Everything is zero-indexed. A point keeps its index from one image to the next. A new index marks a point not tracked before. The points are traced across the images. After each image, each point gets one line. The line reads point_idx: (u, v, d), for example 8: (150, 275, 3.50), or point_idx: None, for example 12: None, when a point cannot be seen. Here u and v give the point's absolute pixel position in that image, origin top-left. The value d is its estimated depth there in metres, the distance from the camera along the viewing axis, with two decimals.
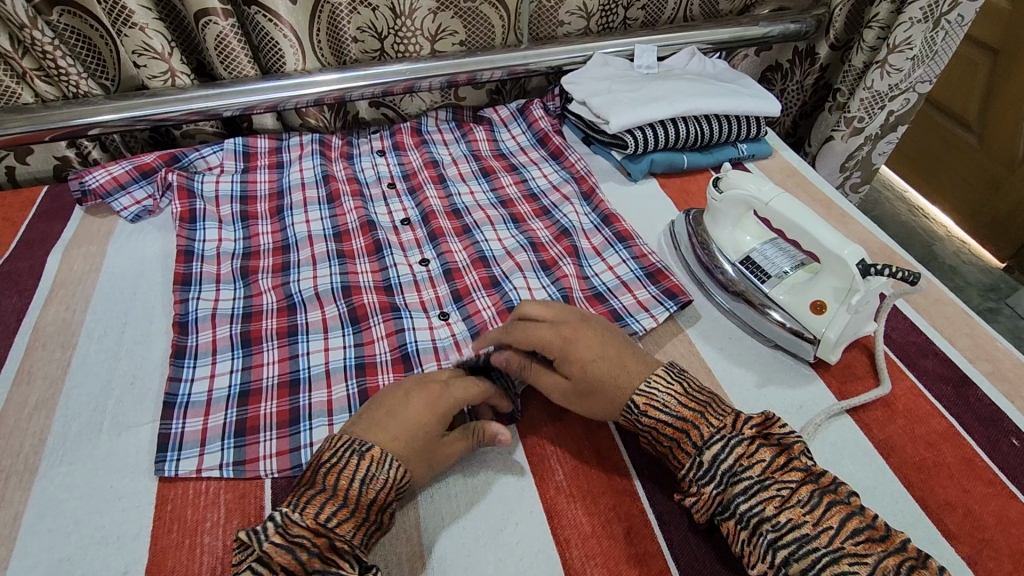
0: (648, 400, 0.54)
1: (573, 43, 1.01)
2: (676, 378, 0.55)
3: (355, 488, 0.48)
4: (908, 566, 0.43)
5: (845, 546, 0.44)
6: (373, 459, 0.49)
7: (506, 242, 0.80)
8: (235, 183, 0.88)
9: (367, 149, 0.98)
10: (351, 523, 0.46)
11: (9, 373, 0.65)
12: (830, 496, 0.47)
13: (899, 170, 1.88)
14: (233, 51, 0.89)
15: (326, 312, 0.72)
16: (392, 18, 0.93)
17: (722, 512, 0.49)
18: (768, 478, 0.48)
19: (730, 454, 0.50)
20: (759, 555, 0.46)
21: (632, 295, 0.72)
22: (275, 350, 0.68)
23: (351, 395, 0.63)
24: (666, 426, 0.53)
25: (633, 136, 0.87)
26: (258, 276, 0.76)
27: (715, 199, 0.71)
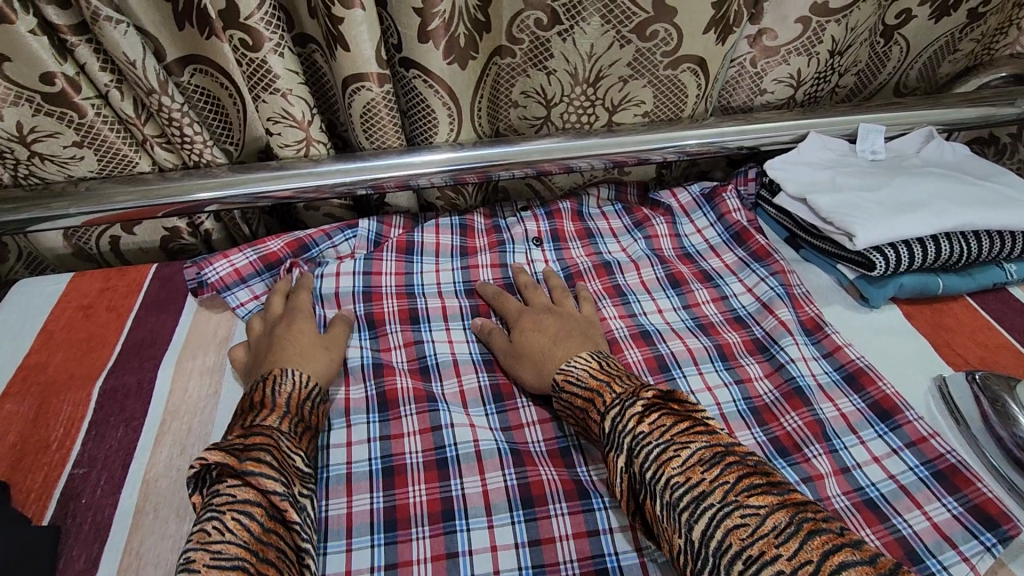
0: (565, 376, 0.55)
1: (779, 118, 0.82)
2: (594, 358, 0.56)
3: (269, 397, 0.53)
4: (803, 519, 0.39)
5: (740, 499, 0.41)
6: (274, 376, 0.55)
7: (719, 397, 0.61)
8: (359, 276, 0.72)
9: (520, 234, 0.80)
10: (275, 416, 0.51)
11: (114, 554, 0.51)
12: (733, 455, 0.44)
13: None
14: (381, 121, 0.74)
15: (487, 481, 0.55)
16: (569, 83, 0.76)
17: (637, 489, 0.46)
18: (668, 440, 0.45)
19: (625, 417, 0.48)
20: (672, 527, 0.42)
21: (923, 512, 0.52)
22: (427, 541, 0.51)
23: None
24: (577, 399, 0.53)
25: (882, 254, 0.67)
26: (398, 406, 0.60)
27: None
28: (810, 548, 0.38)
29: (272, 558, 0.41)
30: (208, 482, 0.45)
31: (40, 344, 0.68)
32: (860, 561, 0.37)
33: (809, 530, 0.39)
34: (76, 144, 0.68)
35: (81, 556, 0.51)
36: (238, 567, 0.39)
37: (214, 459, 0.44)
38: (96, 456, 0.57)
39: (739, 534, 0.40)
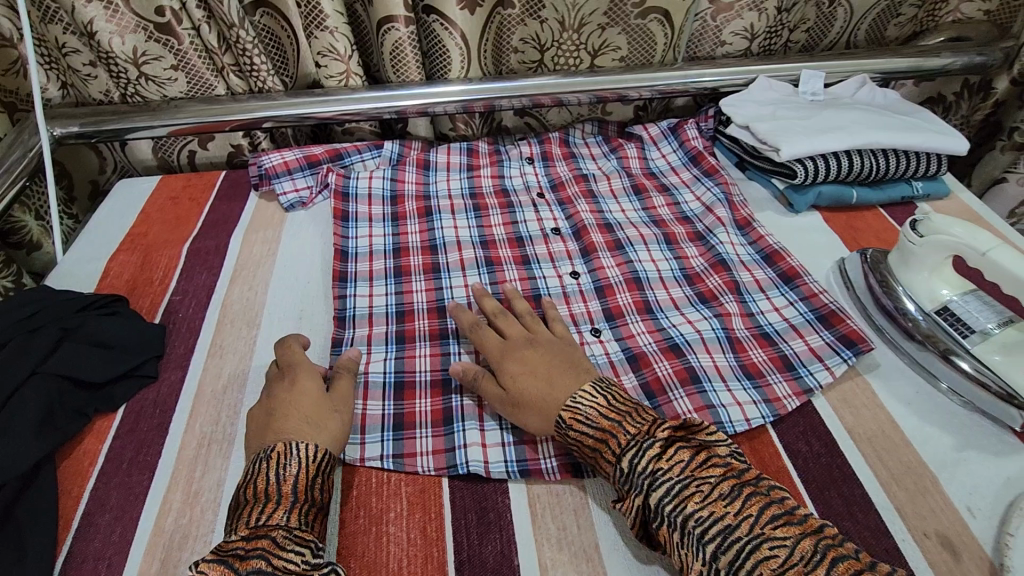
0: (573, 414, 0.54)
1: (733, 64, 0.99)
2: (599, 393, 0.56)
3: (271, 483, 0.50)
4: (824, 545, 0.43)
5: (765, 531, 0.44)
6: (279, 454, 0.52)
7: (660, 266, 0.78)
8: (387, 182, 0.91)
9: (516, 155, 0.99)
10: (282, 510, 0.49)
11: (204, 345, 0.70)
12: (750, 488, 0.48)
13: None
14: (406, 58, 0.93)
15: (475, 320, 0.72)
16: (558, 31, 0.94)
17: (649, 518, 0.49)
18: (690, 478, 0.48)
19: (645, 458, 0.49)
20: (692, 554, 0.46)
21: (804, 341, 0.68)
22: (428, 348, 0.69)
23: None
24: (588, 439, 0.53)
25: (803, 166, 0.83)
26: (410, 275, 0.78)
27: (911, 241, 0.67)
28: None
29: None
30: None
31: (141, 220, 0.88)
32: None
33: (834, 555, 0.43)
34: (173, 67, 0.89)
35: (181, 345, 0.70)
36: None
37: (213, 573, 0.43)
38: (188, 289, 0.77)
39: (769, 564, 0.43)
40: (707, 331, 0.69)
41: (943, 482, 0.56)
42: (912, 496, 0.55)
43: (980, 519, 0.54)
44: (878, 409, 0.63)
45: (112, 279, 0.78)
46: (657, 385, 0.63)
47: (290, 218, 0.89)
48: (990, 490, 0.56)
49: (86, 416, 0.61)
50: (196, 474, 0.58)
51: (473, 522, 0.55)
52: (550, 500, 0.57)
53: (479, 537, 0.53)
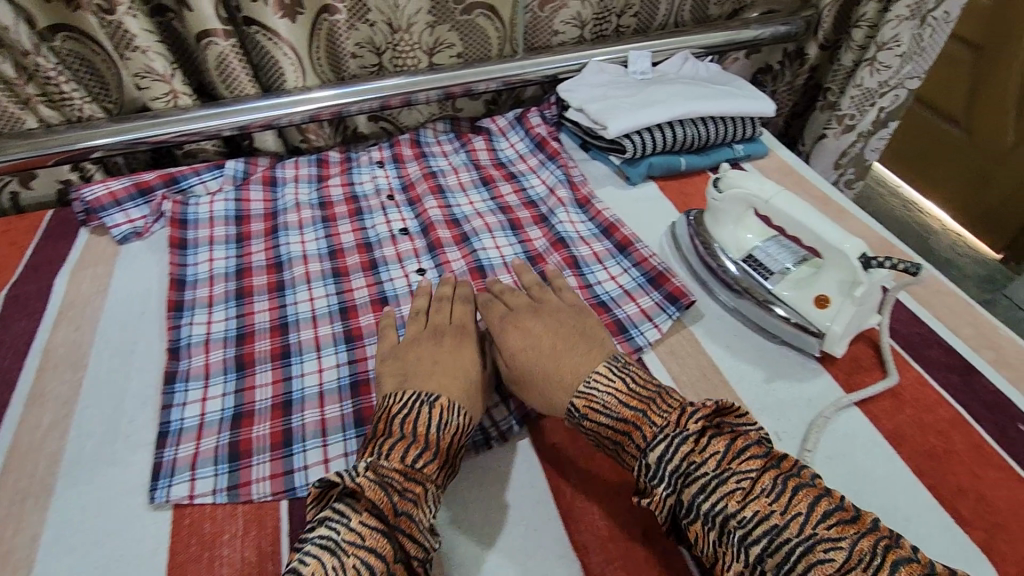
0: (588, 401, 0.55)
1: (567, 52, 1.03)
2: (616, 376, 0.56)
3: (434, 432, 0.53)
4: (882, 546, 0.42)
5: (816, 531, 0.43)
6: (442, 407, 0.55)
7: (504, 252, 0.80)
8: (229, 203, 0.88)
9: (366, 161, 0.98)
10: (434, 465, 0.51)
11: (21, 396, 0.65)
12: (795, 480, 0.46)
13: (909, 180, 2.16)
14: (234, 70, 0.90)
15: (320, 331, 0.71)
16: (389, 33, 0.95)
17: (679, 513, 0.48)
18: (727, 470, 0.47)
19: (676, 453, 0.49)
20: (731, 552, 0.45)
21: (636, 303, 0.72)
22: (268, 372, 0.67)
23: (345, 415, 0.62)
24: (606, 429, 0.54)
25: (631, 140, 0.89)
26: (253, 296, 0.76)
27: (714, 198, 0.73)
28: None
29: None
30: (340, 496, 0.48)
31: None
32: None
33: (892, 556, 0.41)
34: None
35: None
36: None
37: (372, 493, 0.47)
38: (3, 340, 0.71)
39: (824, 569, 0.41)
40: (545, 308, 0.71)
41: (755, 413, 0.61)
42: None
43: (787, 442, 0.59)
44: (701, 356, 0.68)
45: None
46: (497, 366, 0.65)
47: (124, 251, 0.84)
48: (795, 414, 0.61)
49: None
50: (7, 534, 0.54)
51: None
52: None
53: None
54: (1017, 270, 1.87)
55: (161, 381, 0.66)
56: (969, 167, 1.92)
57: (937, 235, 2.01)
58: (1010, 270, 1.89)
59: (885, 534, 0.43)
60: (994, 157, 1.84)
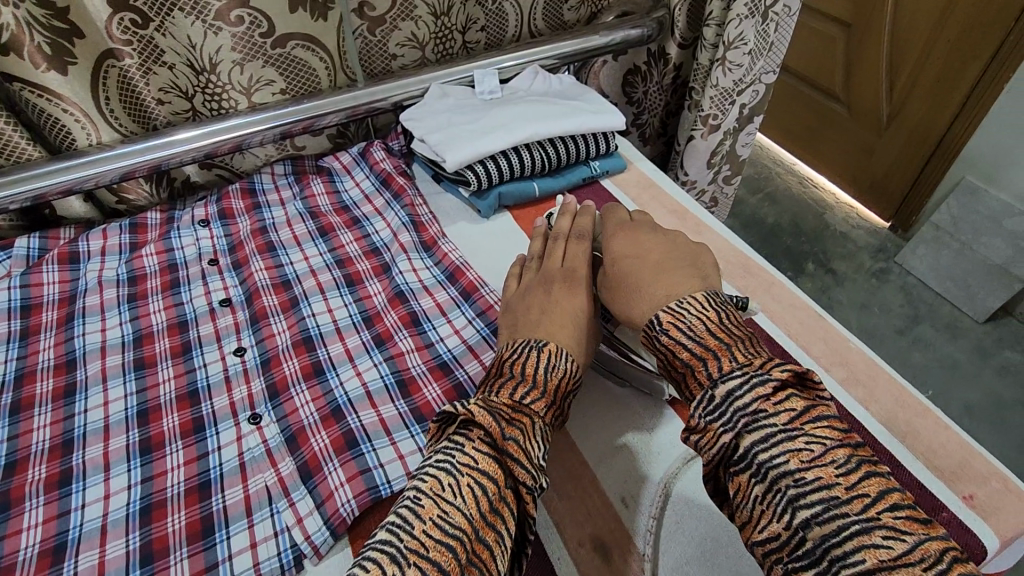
0: (674, 318, 0.49)
1: (407, 76, 0.96)
2: (710, 306, 0.50)
3: (542, 373, 0.51)
4: (952, 556, 0.35)
5: (882, 517, 0.36)
6: (551, 351, 0.52)
7: (337, 315, 0.72)
8: (13, 290, 0.75)
9: (188, 220, 0.87)
10: (541, 402, 0.49)
11: None
12: (869, 465, 0.39)
13: (803, 158, 2.22)
14: (5, 135, 0.77)
15: (111, 444, 0.60)
16: (195, 75, 0.84)
17: (730, 457, 0.43)
18: (797, 428, 0.41)
19: (749, 389, 0.43)
20: (770, 511, 0.39)
21: (478, 360, 0.66)
22: (39, 509, 0.55)
23: (130, 552, 0.52)
24: (683, 351, 0.48)
25: (473, 171, 0.82)
26: (32, 408, 0.64)
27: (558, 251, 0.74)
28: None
29: (491, 538, 0.40)
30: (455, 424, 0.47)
31: None
32: None
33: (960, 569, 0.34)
34: None
35: None
36: (457, 536, 0.39)
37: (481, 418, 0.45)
38: None
39: (876, 553, 0.35)
40: (375, 382, 0.64)
41: (600, 478, 0.56)
42: (569, 504, 0.55)
43: (632, 508, 0.54)
44: None
45: None
46: (313, 464, 0.56)
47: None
48: (645, 473, 0.56)
49: None
50: None
51: None
52: None
53: None
54: (906, 236, 1.92)
55: None
56: (853, 141, 1.98)
57: (833, 211, 2.05)
58: (899, 237, 1.94)
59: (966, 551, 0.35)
60: (873, 131, 1.89)
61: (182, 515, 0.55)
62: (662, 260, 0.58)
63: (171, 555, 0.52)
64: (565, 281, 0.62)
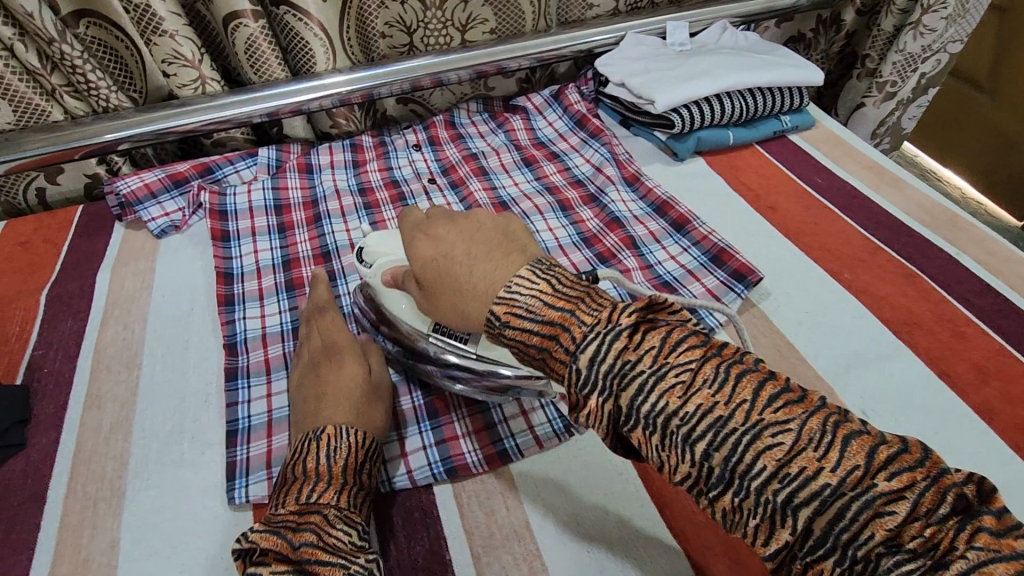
0: (509, 307, 0.43)
1: (603, 25, 0.99)
2: (541, 277, 0.44)
3: (323, 463, 0.50)
4: (833, 423, 0.34)
5: (764, 417, 0.35)
6: (328, 436, 0.51)
7: (558, 234, 0.78)
8: (267, 192, 0.86)
9: (402, 145, 0.95)
10: (332, 490, 0.48)
11: (79, 398, 0.63)
12: (739, 366, 0.37)
13: (927, 150, 2.12)
14: (263, 54, 0.87)
15: None
16: (421, 10, 0.91)
17: (622, 419, 0.38)
18: (663, 366, 0.37)
19: (611, 352, 0.38)
20: (677, 456, 0.36)
21: (700, 283, 0.71)
22: None
23: (418, 407, 0.61)
24: (532, 336, 0.43)
25: (679, 114, 0.86)
26: (303, 287, 0.74)
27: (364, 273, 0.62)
28: (851, 454, 0.33)
29: None
30: (255, 559, 0.44)
31: None
32: (899, 453, 0.33)
33: (844, 433, 0.34)
34: None
35: (51, 403, 0.63)
36: None
37: (264, 542, 0.44)
38: (51, 341, 0.69)
39: (773, 454, 0.34)
40: None
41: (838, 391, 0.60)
42: None
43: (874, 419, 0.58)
44: (773, 334, 0.66)
45: None
46: None
47: (164, 244, 0.81)
48: (880, 390, 0.60)
49: None
50: (83, 540, 0.52)
51: (399, 525, 0.53)
52: (474, 488, 0.55)
53: (405, 539, 0.52)
54: None
55: (222, 377, 0.64)
56: (991, 131, 1.85)
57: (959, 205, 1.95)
58: None
59: (841, 410, 0.35)
60: (1019, 122, 1.78)
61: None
62: (473, 249, 0.48)
63: (453, 413, 0.61)
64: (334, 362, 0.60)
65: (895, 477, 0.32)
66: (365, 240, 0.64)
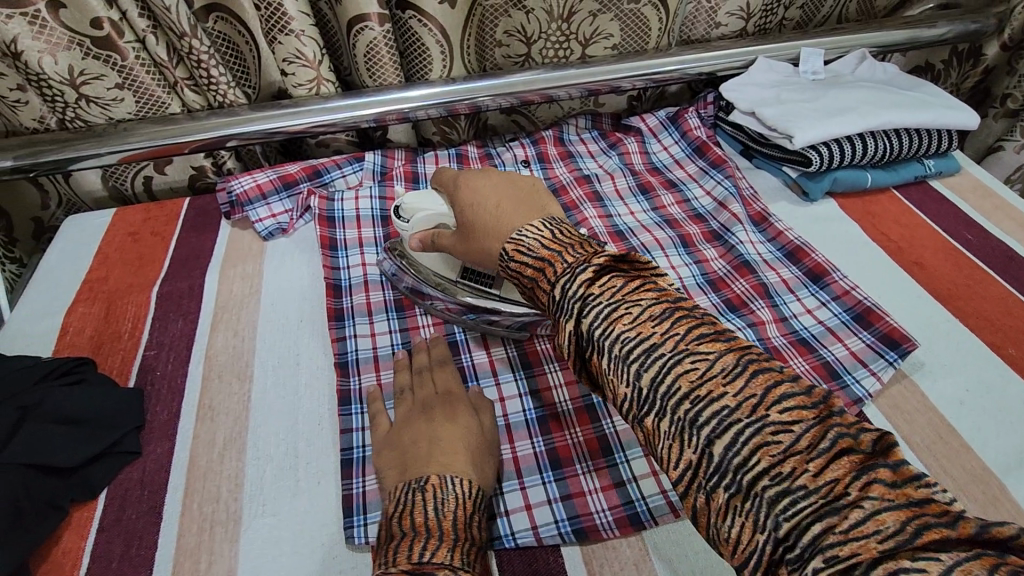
0: (516, 246, 0.47)
1: (732, 47, 0.93)
2: (547, 226, 0.47)
3: (432, 517, 0.46)
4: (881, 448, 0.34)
5: (688, 347, 0.38)
6: (435, 487, 0.48)
7: (681, 273, 0.73)
8: (374, 200, 0.83)
9: (509, 159, 0.92)
10: (444, 547, 0.44)
11: (191, 408, 0.62)
12: (684, 310, 0.40)
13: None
14: (382, 59, 0.84)
15: (493, 354, 0.67)
16: (546, 21, 0.87)
17: (585, 346, 0.41)
18: (618, 300, 0.40)
19: (577, 285, 0.41)
20: (618, 379, 0.39)
21: (844, 344, 0.65)
22: None
23: (539, 454, 0.58)
24: (527, 270, 0.46)
25: (818, 152, 0.79)
26: (413, 308, 0.72)
27: (404, 229, 0.66)
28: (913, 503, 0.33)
29: None
30: None
31: (98, 262, 0.78)
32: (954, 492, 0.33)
33: (772, 387, 0.35)
34: (118, 86, 0.78)
35: (163, 410, 0.62)
36: None
37: None
38: (163, 342, 0.68)
39: (689, 378, 0.37)
40: None
41: (1010, 486, 0.54)
42: (982, 507, 0.53)
43: None
44: (928, 411, 0.60)
45: (72, 337, 0.69)
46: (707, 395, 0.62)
47: (271, 247, 0.80)
48: None
49: (61, 509, 0.53)
50: (201, 567, 0.50)
51: None
52: (606, 554, 0.51)
53: None
54: None
55: (335, 401, 0.62)
56: None
57: None
58: None
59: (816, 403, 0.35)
60: None
61: (578, 431, 0.60)
62: (505, 203, 0.53)
63: (578, 465, 0.57)
64: (448, 405, 0.57)
65: (789, 411, 0.34)
66: (404, 198, 0.66)
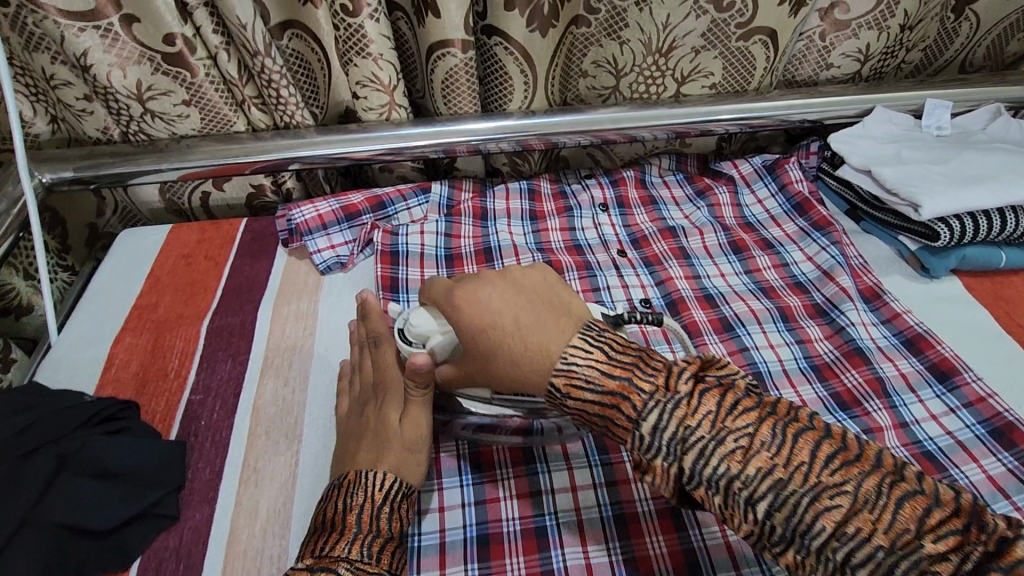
0: (568, 379, 0.42)
1: (846, 93, 0.83)
2: (593, 345, 0.43)
3: (342, 510, 0.46)
4: None
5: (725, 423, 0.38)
6: (350, 482, 0.48)
7: (781, 354, 0.65)
8: (439, 238, 0.77)
9: (586, 201, 0.84)
10: (344, 540, 0.44)
11: (235, 469, 0.57)
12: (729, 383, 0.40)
13: None
14: (460, 86, 0.77)
15: None
16: (641, 54, 0.79)
17: (633, 433, 0.40)
18: (678, 392, 0.40)
19: (670, 420, 0.39)
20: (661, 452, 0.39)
21: (978, 465, 0.55)
22: (511, 480, 0.56)
23: (614, 561, 0.51)
24: (592, 405, 0.42)
25: (948, 226, 0.69)
26: None
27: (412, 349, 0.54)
28: None
29: None
30: None
31: (149, 287, 0.74)
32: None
33: (795, 432, 0.38)
34: (185, 102, 0.74)
35: (205, 468, 0.57)
36: None
37: None
38: (210, 386, 0.63)
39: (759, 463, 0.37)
40: None
41: None
42: None
43: None
44: None
45: (116, 371, 0.65)
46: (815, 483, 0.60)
47: (327, 283, 0.74)
48: None
49: None
50: None
51: None
52: None
53: None
54: None
55: None
56: None
57: None
58: None
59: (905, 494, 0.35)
60: None
61: (661, 540, 0.52)
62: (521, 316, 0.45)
63: None
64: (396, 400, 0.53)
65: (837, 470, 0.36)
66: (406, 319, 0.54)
